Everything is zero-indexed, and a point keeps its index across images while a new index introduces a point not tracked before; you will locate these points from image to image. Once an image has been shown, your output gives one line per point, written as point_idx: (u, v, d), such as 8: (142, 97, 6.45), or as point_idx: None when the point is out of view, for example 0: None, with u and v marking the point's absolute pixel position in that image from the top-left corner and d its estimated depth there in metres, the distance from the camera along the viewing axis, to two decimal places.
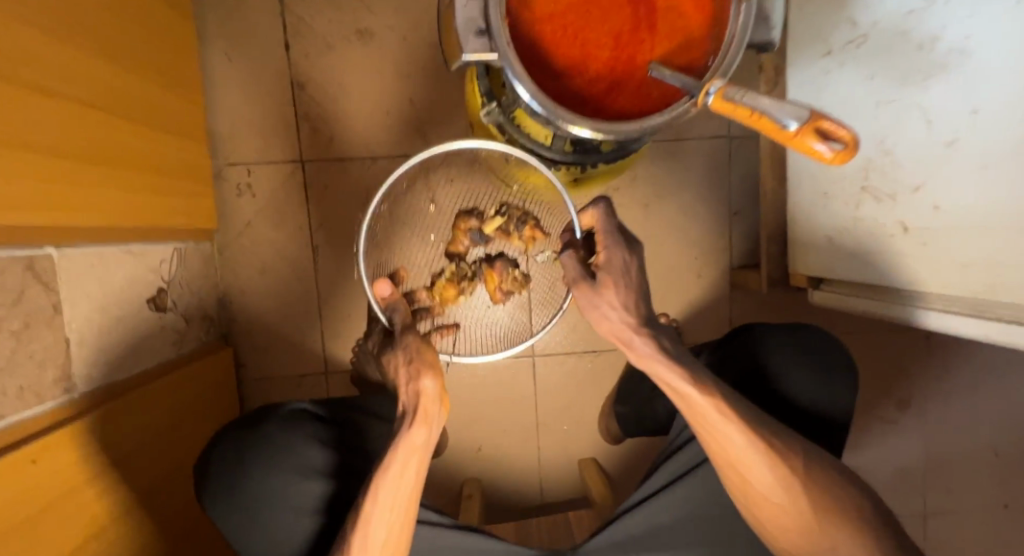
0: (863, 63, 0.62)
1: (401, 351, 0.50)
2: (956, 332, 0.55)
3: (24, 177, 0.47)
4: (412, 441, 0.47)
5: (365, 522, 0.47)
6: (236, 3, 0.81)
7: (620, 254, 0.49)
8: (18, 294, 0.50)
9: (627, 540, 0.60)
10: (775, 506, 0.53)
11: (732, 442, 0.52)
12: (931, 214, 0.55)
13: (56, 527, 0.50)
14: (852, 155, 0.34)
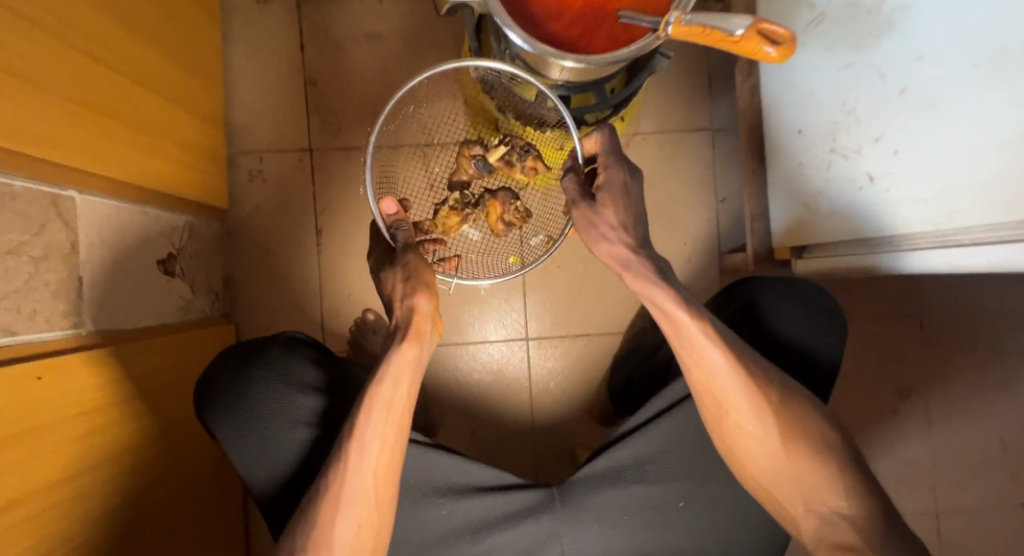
0: (823, 38, 0.68)
1: (402, 266, 0.56)
2: (931, 266, 0.57)
3: (58, 120, 0.52)
4: (403, 356, 0.52)
5: (361, 431, 0.50)
6: (258, 10, 0.90)
7: (619, 174, 0.56)
8: (42, 225, 0.54)
9: (613, 472, 0.62)
10: (749, 436, 0.56)
11: (716, 370, 0.54)
12: (892, 159, 0.59)
13: (53, 444, 0.52)
14: (791, 50, 0.40)
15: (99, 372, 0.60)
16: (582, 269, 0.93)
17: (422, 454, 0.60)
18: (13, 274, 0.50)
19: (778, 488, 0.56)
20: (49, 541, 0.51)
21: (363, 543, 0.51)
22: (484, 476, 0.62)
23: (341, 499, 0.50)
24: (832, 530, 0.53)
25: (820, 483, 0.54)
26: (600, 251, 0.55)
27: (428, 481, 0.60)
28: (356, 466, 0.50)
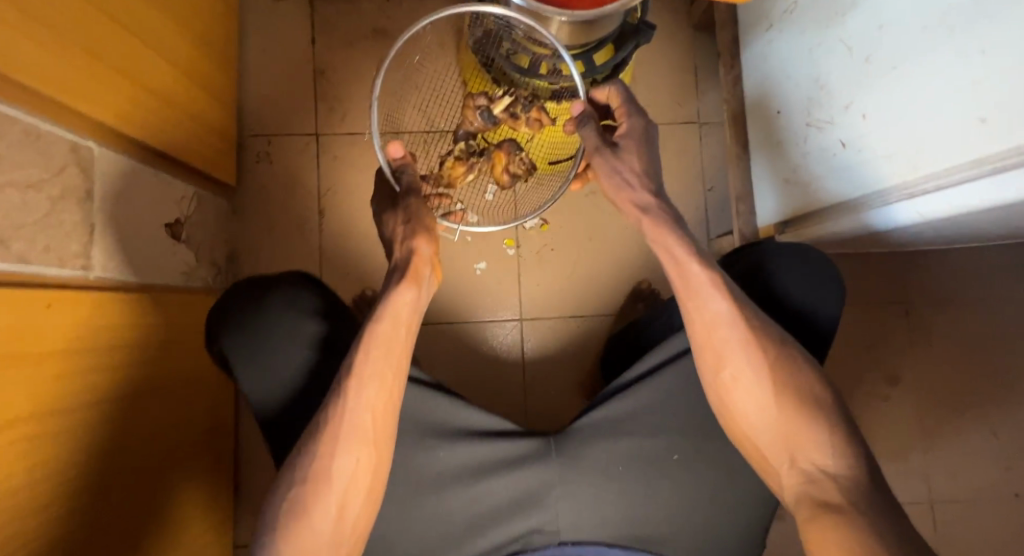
0: (797, 23, 0.73)
1: (404, 211, 0.59)
2: (897, 219, 0.61)
3: (76, 68, 0.56)
4: (402, 296, 0.55)
5: (361, 368, 0.52)
6: (273, 6, 0.96)
7: (637, 123, 0.62)
8: (61, 168, 0.58)
9: (611, 422, 0.63)
10: (744, 390, 0.56)
11: (718, 319, 0.56)
12: (861, 124, 0.63)
13: (56, 371, 0.53)
14: None
15: (103, 314, 0.62)
16: (576, 252, 0.96)
17: (423, 395, 0.63)
18: (30, 206, 0.53)
19: (765, 439, 0.55)
20: (46, 464, 0.52)
21: (359, 480, 0.51)
22: (483, 422, 0.64)
23: (339, 434, 0.50)
24: (811, 479, 0.53)
25: (802, 433, 0.54)
26: (619, 196, 0.60)
27: (427, 421, 0.63)
28: (358, 401, 0.51)
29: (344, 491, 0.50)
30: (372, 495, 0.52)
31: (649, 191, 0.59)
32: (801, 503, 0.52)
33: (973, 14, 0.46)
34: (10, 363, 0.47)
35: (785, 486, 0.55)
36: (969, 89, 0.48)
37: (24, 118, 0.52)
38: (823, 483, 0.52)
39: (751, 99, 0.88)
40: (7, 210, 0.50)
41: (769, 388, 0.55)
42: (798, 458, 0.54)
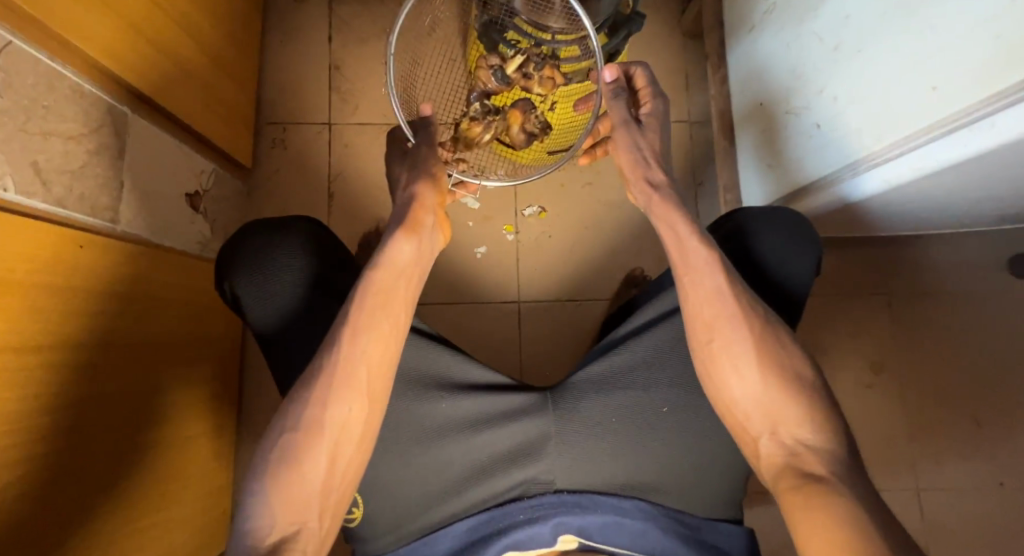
0: (776, 22, 0.80)
1: (414, 158, 0.63)
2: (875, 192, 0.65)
3: (108, 31, 0.61)
4: (401, 248, 0.57)
5: (358, 314, 0.52)
6: (294, 6, 1.03)
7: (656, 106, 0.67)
8: (98, 125, 0.63)
9: (607, 376, 0.63)
10: (731, 364, 0.53)
11: (713, 291, 0.54)
12: (833, 106, 0.69)
13: (83, 308, 0.59)
14: None
15: (128, 265, 0.67)
16: (572, 239, 1.02)
17: (427, 346, 0.64)
18: (70, 155, 0.59)
19: (748, 409, 0.52)
20: (70, 391, 0.57)
21: (352, 429, 0.50)
22: (481, 376, 0.65)
23: (333, 381, 0.50)
24: (787, 450, 0.49)
25: (784, 406, 0.50)
26: (623, 162, 0.63)
27: (430, 371, 0.64)
28: (355, 350, 0.51)
29: (338, 438, 0.49)
30: (363, 446, 0.51)
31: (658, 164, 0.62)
32: (783, 474, 0.48)
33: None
34: (44, 292, 0.53)
35: (763, 459, 0.51)
36: (919, 65, 0.54)
37: (72, 77, 0.59)
38: (807, 456, 0.48)
39: (737, 92, 0.94)
40: (50, 152, 0.56)
41: (760, 357, 0.52)
42: (779, 431, 0.50)
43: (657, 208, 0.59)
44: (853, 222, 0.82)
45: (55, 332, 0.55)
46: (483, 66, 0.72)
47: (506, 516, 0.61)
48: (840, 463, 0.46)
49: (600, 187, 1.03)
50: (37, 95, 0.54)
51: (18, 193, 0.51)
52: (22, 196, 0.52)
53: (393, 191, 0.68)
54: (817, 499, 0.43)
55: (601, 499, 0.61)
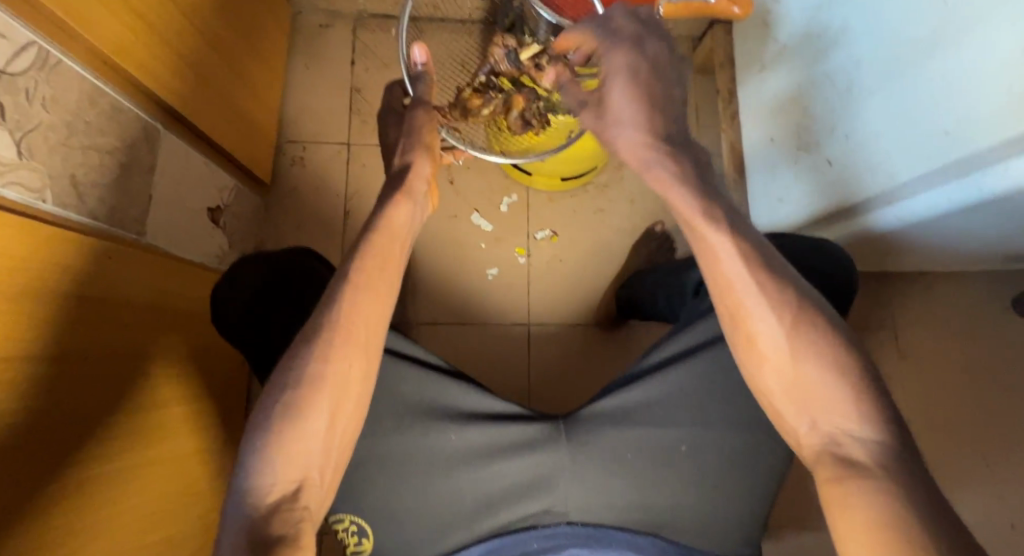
0: (788, 62, 0.84)
1: (408, 125, 0.62)
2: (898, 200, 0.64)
3: (146, 50, 0.64)
4: (395, 212, 0.57)
5: (357, 274, 0.52)
6: (319, 31, 1.06)
7: (620, 59, 0.52)
8: (132, 141, 0.64)
9: (619, 412, 0.63)
10: (758, 352, 0.49)
11: (734, 280, 0.49)
12: (843, 144, 0.72)
13: (110, 321, 0.60)
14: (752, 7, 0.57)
15: (153, 277, 0.68)
16: (583, 264, 1.03)
17: (431, 377, 0.62)
18: (105, 169, 0.60)
19: (782, 394, 0.48)
20: (92, 402, 0.57)
21: (347, 388, 0.49)
22: (491, 405, 0.64)
23: (332, 337, 0.49)
24: (830, 439, 0.44)
25: (823, 388, 0.45)
26: (621, 143, 0.54)
27: (433, 402, 0.62)
28: (351, 307, 0.51)
29: (339, 395, 0.49)
30: (359, 410, 0.51)
31: (653, 141, 0.52)
32: (821, 462, 0.43)
33: (935, 41, 0.55)
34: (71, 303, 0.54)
35: (806, 448, 0.46)
36: (934, 104, 0.56)
37: (111, 93, 0.61)
38: (851, 446, 0.42)
39: (747, 128, 0.97)
40: (87, 166, 0.58)
41: (791, 336, 0.47)
42: (818, 419, 0.45)
43: (668, 195, 0.51)
44: (889, 250, 0.80)
45: (73, 343, 0.54)
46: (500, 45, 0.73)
47: (519, 545, 0.60)
48: (884, 447, 0.41)
49: (611, 214, 1.04)
50: (80, 111, 0.56)
51: (58, 205, 0.54)
52: (60, 208, 0.54)
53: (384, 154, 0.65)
54: (853, 488, 0.39)
55: (616, 534, 0.60)
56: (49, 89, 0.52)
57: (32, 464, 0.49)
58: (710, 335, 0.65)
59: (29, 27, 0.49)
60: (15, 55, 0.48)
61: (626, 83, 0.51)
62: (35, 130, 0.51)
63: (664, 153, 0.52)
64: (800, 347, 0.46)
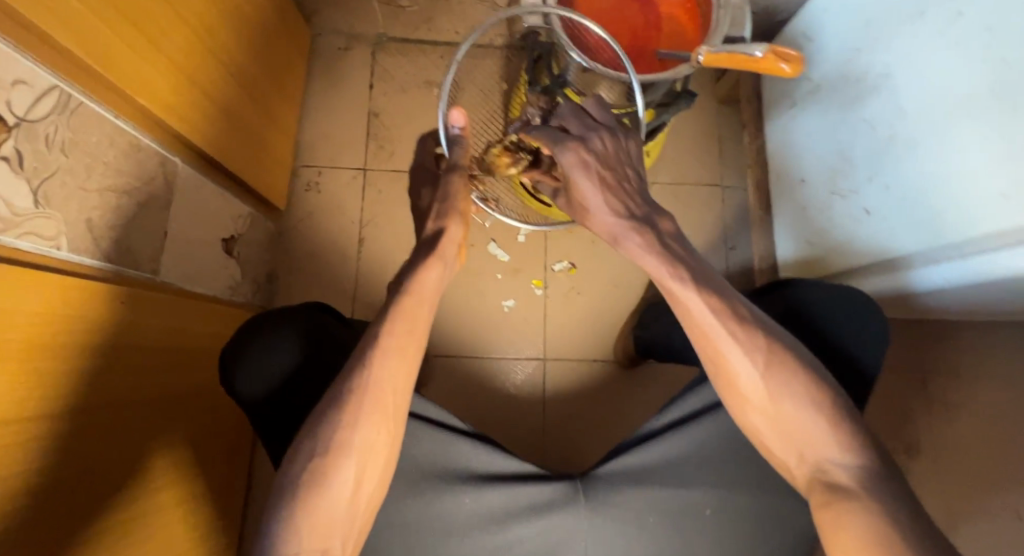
0: (821, 103, 0.82)
1: (442, 189, 0.60)
2: (935, 262, 0.64)
3: (166, 84, 0.62)
4: (429, 272, 0.55)
5: (387, 339, 0.51)
6: (339, 53, 1.04)
7: (571, 155, 0.55)
8: (149, 178, 0.63)
9: (640, 471, 0.59)
10: (740, 393, 0.53)
11: (708, 329, 0.53)
12: (885, 195, 0.70)
13: (125, 368, 0.58)
14: (801, 66, 0.53)
15: (173, 316, 0.67)
16: (600, 297, 1.00)
17: (446, 439, 0.58)
18: (121, 209, 0.58)
19: (767, 431, 0.52)
20: (105, 454, 0.55)
21: (378, 453, 0.49)
22: (505, 466, 0.60)
23: (362, 402, 0.48)
24: (817, 468, 0.50)
25: (803, 425, 0.50)
26: (597, 221, 0.58)
27: (448, 465, 0.58)
28: (380, 373, 0.49)
29: (364, 461, 0.48)
30: (385, 473, 0.50)
31: (623, 219, 0.56)
32: (813, 489, 0.50)
33: (980, 109, 0.55)
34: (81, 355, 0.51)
35: (797, 478, 0.52)
36: (967, 175, 0.57)
37: (129, 131, 0.59)
38: (836, 472, 0.49)
39: (774, 165, 0.95)
40: (104, 209, 0.56)
41: (767, 377, 0.51)
42: (802, 451, 0.51)
43: (647, 266, 0.55)
44: (912, 308, 0.78)
45: (92, 396, 0.52)
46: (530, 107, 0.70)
47: None
48: (863, 469, 0.48)
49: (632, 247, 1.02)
50: (99, 152, 0.55)
51: (72, 251, 0.52)
52: (75, 253, 0.52)
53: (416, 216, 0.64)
54: (846, 510, 0.46)
55: None
56: (69, 132, 0.50)
57: (43, 528, 0.46)
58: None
59: (49, 72, 0.47)
60: (36, 101, 0.46)
61: (586, 173, 0.55)
62: (54, 177, 0.49)
63: (634, 224, 0.55)
64: (782, 390, 0.51)
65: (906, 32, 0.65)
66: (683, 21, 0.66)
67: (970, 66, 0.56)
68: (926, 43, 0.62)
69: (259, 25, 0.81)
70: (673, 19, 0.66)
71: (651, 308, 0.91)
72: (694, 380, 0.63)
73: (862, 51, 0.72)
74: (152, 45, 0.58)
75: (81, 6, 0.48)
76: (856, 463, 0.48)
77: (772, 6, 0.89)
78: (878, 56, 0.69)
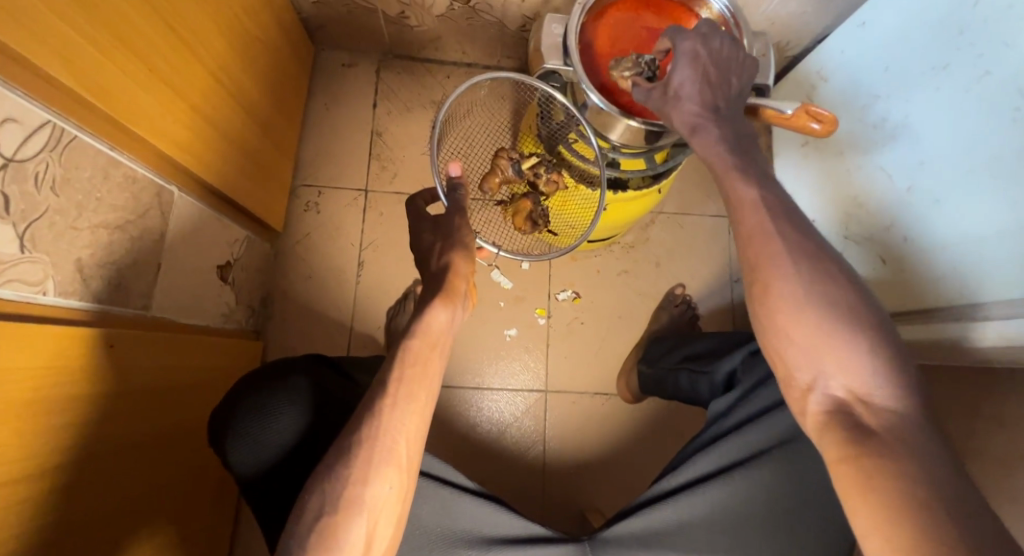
0: (834, 145, 0.81)
1: (447, 229, 0.60)
2: (958, 314, 0.63)
3: (167, 111, 0.58)
4: (438, 315, 0.54)
5: (396, 386, 0.49)
6: (342, 71, 1.02)
7: (690, 41, 0.47)
8: (145, 210, 0.59)
9: (650, 535, 0.58)
10: (778, 298, 0.42)
11: (758, 230, 0.43)
12: (904, 244, 0.69)
13: (121, 416, 0.54)
14: (834, 128, 0.50)
15: (170, 354, 0.63)
16: (604, 329, 0.99)
17: (455, 498, 0.56)
18: (114, 246, 0.55)
19: (793, 345, 0.42)
20: (98, 509, 0.51)
21: (390, 507, 0.46)
22: (513, 528, 0.58)
23: (372, 457, 0.46)
24: (838, 404, 0.41)
25: (842, 345, 0.40)
26: (676, 110, 0.49)
27: (452, 527, 0.56)
28: (392, 422, 0.47)
29: (376, 519, 0.45)
30: (394, 529, 0.47)
31: (709, 113, 0.47)
32: (832, 433, 0.40)
33: (1004, 170, 0.55)
34: (62, 409, 0.46)
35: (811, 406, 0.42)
36: None
37: (125, 162, 0.56)
38: (865, 413, 0.39)
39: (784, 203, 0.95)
40: (95, 247, 0.52)
41: (814, 287, 0.41)
42: (825, 373, 0.41)
43: (709, 154, 0.47)
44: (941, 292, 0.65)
45: (85, 448, 0.49)
46: (505, 157, 0.74)
47: None
48: (900, 415, 0.38)
49: (637, 279, 1.00)
50: (92, 187, 0.51)
51: (58, 294, 0.48)
52: (60, 297, 0.49)
53: (422, 261, 0.61)
54: (870, 469, 0.37)
55: None
56: (60, 169, 0.47)
57: None
58: (746, 452, 0.59)
59: (42, 106, 0.44)
60: (27, 139, 0.43)
61: (697, 61, 0.47)
62: (43, 219, 0.45)
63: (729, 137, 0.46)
64: (826, 309, 0.41)
65: (927, 84, 0.64)
66: None
67: (992, 127, 0.56)
68: (948, 100, 0.61)
69: (263, 43, 0.78)
70: None
71: (653, 341, 0.89)
72: (702, 441, 0.62)
73: (879, 98, 0.72)
74: (151, 73, 0.55)
75: (73, 34, 0.44)
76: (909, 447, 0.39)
77: (785, 43, 0.88)
78: (896, 106, 0.69)
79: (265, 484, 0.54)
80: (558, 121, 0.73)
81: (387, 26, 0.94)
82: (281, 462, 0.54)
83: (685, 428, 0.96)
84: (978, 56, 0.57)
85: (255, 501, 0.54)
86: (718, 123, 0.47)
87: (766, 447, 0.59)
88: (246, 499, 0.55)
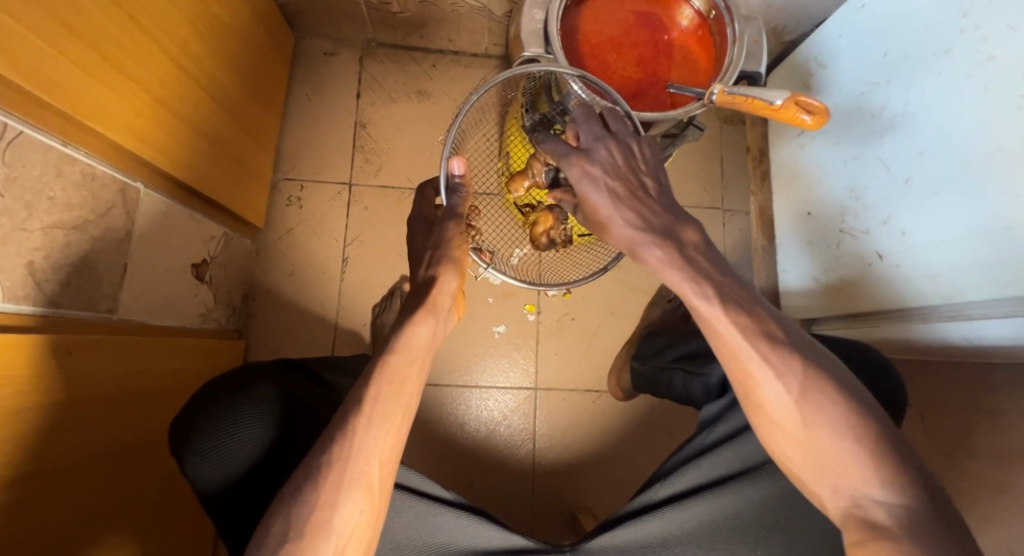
0: (830, 134, 0.78)
1: (436, 236, 0.59)
2: (959, 312, 0.60)
3: (125, 101, 0.55)
4: (419, 326, 0.52)
5: (373, 403, 0.46)
6: (325, 61, 0.98)
7: (578, 167, 0.50)
8: (106, 208, 0.56)
9: (633, 548, 0.56)
10: (772, 421, 0.44)
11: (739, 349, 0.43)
12: (900, 238, 0.66)
13: (80, 425, 0.52)
14: (824, 117, 0.51)
15: (137, 358, 0.61)
16: (595, 325, 0.96)
17: (431, 511, 0.54)
18: (71, 248, 0.52)
19: (798, 460, 0.43)
20: (55, 521, 0.49)
21: (361, 530, 0.44)
22: (491, 540, 0.56)
23: (344, 479, 0.43)
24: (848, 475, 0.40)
25: (835, 452, 0.41)
26: (613, 235, 0.49)
27: (430, 540, 0.54)
28: (365, 443, 0.45)
29: (345, 544, 0.43)
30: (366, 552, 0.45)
31: (643, 231, 0.47)
32: (847, 524, 0.40)
33: (1004, 161, 0.52)
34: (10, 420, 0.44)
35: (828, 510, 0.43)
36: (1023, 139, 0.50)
37: (81, 158, 0.53)
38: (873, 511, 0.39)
39: (779, 187, 0.92)
40: (49, 249, 0.50)
41: (801, 405, 0.42)
42: (834, 484, 0.41)
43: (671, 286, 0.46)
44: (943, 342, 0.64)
45: (36, 462, 0.47)
46: (540, 159, 0.66)
47: None
48: None
49: (629, 273, 0.98)
50: (43, 186, 0.48)
51: (6, 301, 0.46)
52: (9, 302, 0.46)
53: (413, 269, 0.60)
54: None
55: None
56: (4, 167, 0.44)
57: None
58: (739, 468, 0.57)
59: None
60: None
61: (599, 182, 0.49)
62: None
63: None
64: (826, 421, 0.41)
65: (927, 70, 0.61)
66: (694, 52, 0.62)
67: (994, 116, 0.53)
68: (948, 85, 0.58)
69: (234, 31, 0.74)
70: (684, 49, 0.62)
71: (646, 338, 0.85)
72: (691, 453, 0.59)
73: (877, 86, 0.68)
74: (105, 63, 0.51)
75: (17, 24, 0.41)
76: (897, 504, 0.38)
77: (782, 26, 0.85)
78: (895, 93, 0.66)
79: (234, 496, 0.52)
80: (542, 110, 0.70)
81: (368, 12, 0.90)
82: (251, 474, 0.52)
83: (677, 425, 0.94)
84: (982, 40, 0.54)
85: (221, 516, 0.52)
86: (651, 234, 0.47)
87: (760, 462, 0.57)
88: (211, 515, 0.53)
